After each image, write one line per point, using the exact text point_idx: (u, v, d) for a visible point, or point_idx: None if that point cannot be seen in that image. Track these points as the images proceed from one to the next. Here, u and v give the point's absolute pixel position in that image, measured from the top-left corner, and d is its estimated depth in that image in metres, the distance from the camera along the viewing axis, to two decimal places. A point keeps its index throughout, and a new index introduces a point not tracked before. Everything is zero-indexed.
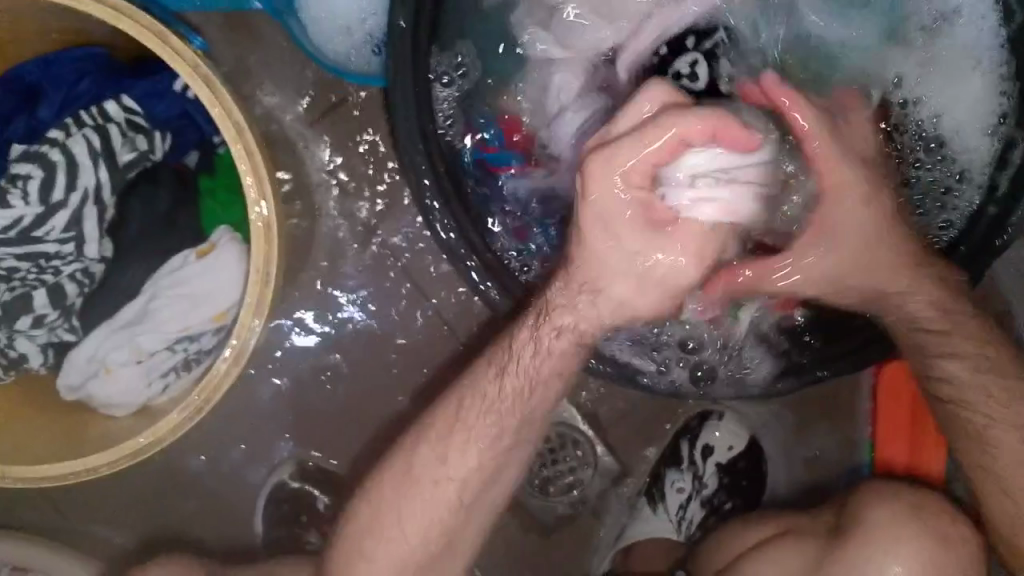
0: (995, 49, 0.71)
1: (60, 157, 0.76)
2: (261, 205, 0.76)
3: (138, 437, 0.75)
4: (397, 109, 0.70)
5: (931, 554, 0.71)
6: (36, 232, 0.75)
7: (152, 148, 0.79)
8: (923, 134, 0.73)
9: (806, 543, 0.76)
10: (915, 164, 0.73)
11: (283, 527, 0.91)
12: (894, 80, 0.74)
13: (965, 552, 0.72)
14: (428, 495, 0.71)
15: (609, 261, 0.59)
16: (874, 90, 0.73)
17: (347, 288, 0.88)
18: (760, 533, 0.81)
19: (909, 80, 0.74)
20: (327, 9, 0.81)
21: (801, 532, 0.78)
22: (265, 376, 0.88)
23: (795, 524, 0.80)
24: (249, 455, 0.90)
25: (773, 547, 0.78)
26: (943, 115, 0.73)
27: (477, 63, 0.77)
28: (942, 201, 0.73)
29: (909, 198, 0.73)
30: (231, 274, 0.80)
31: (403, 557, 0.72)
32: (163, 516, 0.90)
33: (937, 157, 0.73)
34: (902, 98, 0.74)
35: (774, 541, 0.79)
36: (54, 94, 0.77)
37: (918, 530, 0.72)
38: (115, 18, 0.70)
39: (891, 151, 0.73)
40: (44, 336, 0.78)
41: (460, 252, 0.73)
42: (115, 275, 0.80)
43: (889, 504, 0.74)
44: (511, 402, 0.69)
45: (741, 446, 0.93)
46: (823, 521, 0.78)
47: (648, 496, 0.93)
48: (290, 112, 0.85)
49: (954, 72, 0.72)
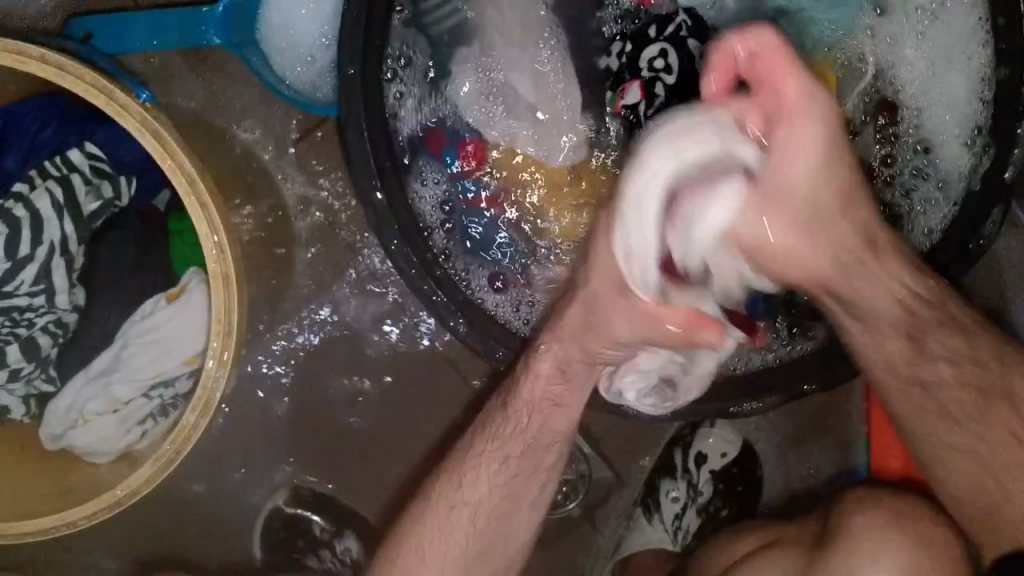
0: (983, 47, 0.73)
1: (24, 212, 0.74)
2: (216, 234, 0.69)
3: (115, 489, 0.73)
4: (350, 143, 0.71)
5: (913, 555, 0.77)
6: (6, 287, 0.74)
7: (117, 195, 0.79)
8: (910, 131, 0.78)
9: (792, 551, 0.84)
10: (898, 159, 0.78)
11: (280, 552, 1.00)
12: (885, 72, 0.78)
13: (947, 552, 0.78)
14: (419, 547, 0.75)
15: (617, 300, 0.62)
16: (862, 85, 0.78)
17: (336, 316, 0.96)
18: (749, 544, 0.90)
19: (903, 72, 0.77)
20: (287, 39, 0.86)
21: (784, 543, 0.86)
22: (263, 399, 0.98)
23: (782, 535, 0.88)
24: (248, 477, 1.00)
25: (762, 557, 0.85)
26: (926, 112, 0.77)
27: (428, 78, 0.78)
28: (933, 198, 0.77)
29: (893, 193, 0.78)
30: (199, 318, 0.79)
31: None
32: (198, 526, 1.00)
33: (920, 153, 0.78)
34: (891, 89, 0.78)
35: (762, 552, 0.86)
36: (18, 145, 0.78)
37: (899, 537, 0.78)
38: (49, 70, 0.64)
39: (883, 144, 0.78)
40: (23, 388, 0.80)
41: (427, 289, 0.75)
42: (89, 322, 0.80)
43: (874, 514, 0.80)
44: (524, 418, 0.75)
45: (734, 453, 1.07)
46: (808, 531, 0.86)
47: (645, 506, 1.08)
48: (263, 143, 0.93)
49: (938, 71, 0.76)
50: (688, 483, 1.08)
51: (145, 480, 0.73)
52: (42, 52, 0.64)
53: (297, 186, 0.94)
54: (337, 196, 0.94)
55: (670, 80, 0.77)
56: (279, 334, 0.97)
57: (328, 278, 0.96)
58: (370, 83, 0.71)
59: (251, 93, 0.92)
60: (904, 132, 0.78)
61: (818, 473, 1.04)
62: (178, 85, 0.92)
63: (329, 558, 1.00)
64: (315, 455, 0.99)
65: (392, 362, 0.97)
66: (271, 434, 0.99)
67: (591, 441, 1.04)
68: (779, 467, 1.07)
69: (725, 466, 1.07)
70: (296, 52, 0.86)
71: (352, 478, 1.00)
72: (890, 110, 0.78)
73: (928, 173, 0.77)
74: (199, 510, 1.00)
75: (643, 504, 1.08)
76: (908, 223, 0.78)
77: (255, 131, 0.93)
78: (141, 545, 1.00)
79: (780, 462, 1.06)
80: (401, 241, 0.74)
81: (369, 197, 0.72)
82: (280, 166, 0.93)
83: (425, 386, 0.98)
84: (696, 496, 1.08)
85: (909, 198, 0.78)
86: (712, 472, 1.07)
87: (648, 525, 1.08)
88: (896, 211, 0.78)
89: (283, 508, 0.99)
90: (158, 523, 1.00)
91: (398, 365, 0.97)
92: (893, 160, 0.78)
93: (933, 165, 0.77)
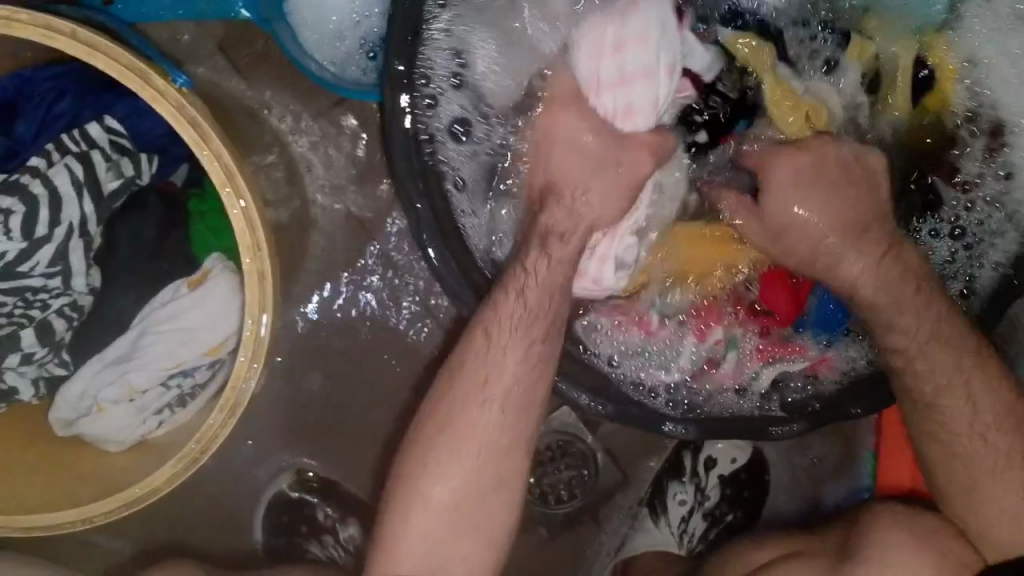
0: None
1: (42, 189, 0.70)
2: (242, 199, 0.66)
3: (130, 488, 0.71)
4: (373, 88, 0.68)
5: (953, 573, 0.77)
6: (21, 267, 0.70)
7: (138, 173, 0.75)
8: (995, 148, 0.78)
9: (819, 562, 0.80)
10: (978, 176, 0.78)
11: (282, 537, 0.97)
12: (982, 87, 0.77)
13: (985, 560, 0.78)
14: None
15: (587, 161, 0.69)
16: (960, 98, 0.78)
17: (349, 299, 0.93)
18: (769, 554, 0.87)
19: (995, 88, 0.77)
20: (315, 10, 0.81)
21: (812, 553, 0.82)
22: (270, 379, 0.94)
23: (807, 546, 0.85)
24: (256, 454, 0.96)
25: (787, 564, 0.81)
26: (1016, 129, 0.78)
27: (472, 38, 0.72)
28: (1008, 218, 0.78)
29: (971, 211, 0.79)
30: (225, 306, 0.77)
31: None
32: (201, 502, 0.97)
33: (1000, 171, 0.78)
34: (984, 105, 0.78)
35: (787, 560, 0.82)
36: (33, 113, 0.74)
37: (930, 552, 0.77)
38: (82, 48, 0.61)
39: (970, 159, 0.78)
40: (33, 371, 0.76)
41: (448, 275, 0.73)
42: (105, 307, 0.76)
43: (898, 529, 0.78)
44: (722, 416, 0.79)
45: (743, 459, 1.04)
46: (832, 542, 0.83)
47: (650, 508, 1.04)
48: (285, 119, 0.89)
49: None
50: (696, 486, 1.04)
51: (165, 480, 0.72)
52: (74, 29, 0.61)
53: (321, 173, 0.90)
54: (356, 177, 0.90)
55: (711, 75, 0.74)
56: (291, 314, 0.93)
57: (344, 263, 0.92)
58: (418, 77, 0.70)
59: (274, 66, 0.88)
60: (998, 150, 0.78)
61: (821, 464, 1.03)
62: (197, 52, 0.87)
63: (332, 544, 0.97)
64: (320, 439, 0.96)
65: (408, 347, 0.94)
66: (276, 414, 0.95)
67: (599, 438, 1.02)
68: (786, 469, 1.04)
69: (733, 471, 1.04)
70: (324, 28, 0.81)
71: (359, 466, 0.97)
72: (986, 127, 0.78)
73: (1003, 201, 0.78)
74: (198, 492, 0.97)
75: (649, 505, 1.04)
76: (985, 245, 0.78)
77: (286, 118, 0.89)
78: (139, 533, 0.96)
79: (786, 464, 1.04)
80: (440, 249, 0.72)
81: (410, 204, 0.71)
82: (310, 163, 0.90)
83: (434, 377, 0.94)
84: (703, 500, 1.04)
85: (981, 227, 0.78)
86: (721, 476, 1.04)
87: (655, 527, 1.04)
88: (971, 241, 0.79)
89: (287, 492, 0.96)
90: (160, 509, 0.96)
91: (409, 354, 0.94)
92: (980, 180, 0.78)
93: (1010, 194, 0.78)
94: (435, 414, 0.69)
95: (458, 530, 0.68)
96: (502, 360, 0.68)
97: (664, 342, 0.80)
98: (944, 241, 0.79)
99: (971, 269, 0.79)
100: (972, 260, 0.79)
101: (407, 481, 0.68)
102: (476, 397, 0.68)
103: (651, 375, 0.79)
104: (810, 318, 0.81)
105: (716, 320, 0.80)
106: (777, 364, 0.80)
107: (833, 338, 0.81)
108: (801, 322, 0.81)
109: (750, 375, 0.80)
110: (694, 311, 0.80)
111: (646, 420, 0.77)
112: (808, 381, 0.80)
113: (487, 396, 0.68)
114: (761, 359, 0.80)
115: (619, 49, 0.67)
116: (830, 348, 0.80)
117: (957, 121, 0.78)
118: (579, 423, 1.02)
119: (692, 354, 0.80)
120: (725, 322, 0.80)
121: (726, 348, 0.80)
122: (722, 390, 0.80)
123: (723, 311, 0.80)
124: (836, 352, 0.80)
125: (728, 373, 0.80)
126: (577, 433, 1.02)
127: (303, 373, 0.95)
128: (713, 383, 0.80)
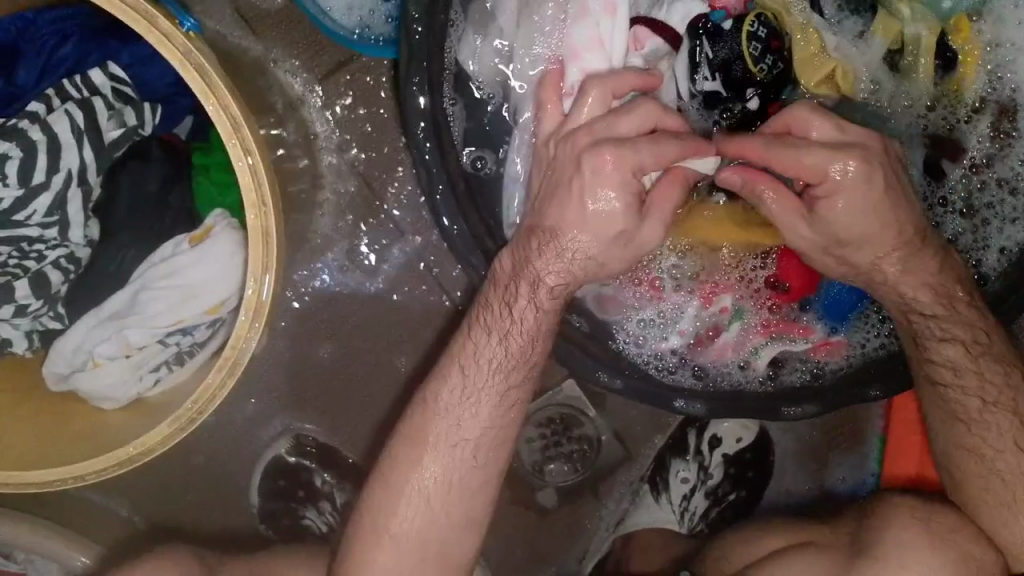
0: None
1: (41, 135, 0.67)
2: (249, 154, 0.64)
3: (128, 445, 0.69)
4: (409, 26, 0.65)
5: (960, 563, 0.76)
6: (18, 216, 0.68)
7: (142, 122, 0.72)
8: (1009, 132, 0.74)
9: (829, 550, 0.80)
10: (988, 162, 0.75)
11: (279, 501, 0.95)
12: (995, 69, 0.74)
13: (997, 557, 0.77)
14: (444, 542, 0.71)
15: (568, 206, 0.64)
16: (977, 81, 0.74)
17: (350, 262, 0.90)
18: (776, 543, 0.85)
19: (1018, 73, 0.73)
20: None
21: (823, 545, 0.82)
22: (269, 343, 0.91)
23: (817, 536, 0.84)
24: (254, 419, 0.94)
25: (796, 553, 0.81)
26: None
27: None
28: (1016, 204, 0.75)
29: (978, 195, 0.75)
30: (226, 264, 0.74)
31: (408, 553, 0.71)
32: (198, 466, 0.95)
33: (1016, 159, 0.74)
34: (1005, 88, 0.74)
35: (796, 548, 0.83)
36: (35, 57, 0.71)
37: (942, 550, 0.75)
38: None
39: (983, 141, 0.74)
40: (28, 324, 0.74)
41: (458, 240, 0.69)
42: (102, 259, 0.75)
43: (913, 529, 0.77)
44: (730, 396, 0.76)
45: (748, 439, 1.01)
46: (844, 534, 0.82)
47: (651, 485, 1.03)
48: (296, 73, 0.86)
49: None
50: (699, 465, 1.02)
51: (161, 439, 0.70)
52: None
53: (330, 129, 0.87)
54: (367, 135, 0.88)
55: (756, 47, 0.68)
56: (293, 276, 0.90)
57: (349, 224, 0.89)
58: (435, 33, 0.67)
59: (286, 20, 0.85)
60: (1011, 133, 0.74)
61: (830, 444, 1.01)
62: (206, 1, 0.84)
63: (328, 511, 0.96)
64: (319, 405, 0.94)
65: (410, 317, 0.91)
66: (275, 378, 0.93)
67: (603, 413, 1.00)
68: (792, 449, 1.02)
69: (738, 452, 1.02)
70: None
71: (359, 435, 0.94)
72: (1006, 112, 0.74)
73: (1017, 186, 0.75)
74: (195, 455, 0.94)
75: (651, 482, 1.03)
76: (992, 228, 0.75)
77: (296, 73, 0.86)
78: (136, 496, 0.95)
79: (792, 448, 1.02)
80: (460, 225, 0.69)
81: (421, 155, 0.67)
82: (323, 128, 0.87)
83: (438, 346, 0.92)
84: (706, 479, 1.02)
85: (991, 208, 0.75)
86: (725, 455, 1.02)
87: (655, 504, 1.03)
88: (983, 224, 0.75)
89: (284, 457, 0.94)
90: (158, 471, 0.95)
91: (413, 321, 0.92)
92: (990, 163, 0.75)
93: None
94: (415, 414, 0.72)
95: (432, 504, 0.71)
96: (474, 377, 0.70)
97: (668, 305, 0.77)
98: (950, 215, 0.76)
99: (977, 252, 0.76)
100: (978, 241, 0.76)
101: (413, 435, 0.71)
102: (453, 406, 0.70)
103: (649, 337, 0.77)
104: (823, 296, 0.77)
105: (720, 288, 0.77)
106: (780, 342, 0.77)
107: (843, 323, 0.77)
108: (813, 299, 0.77)
109: (751, 350, 0.77)
110: (705, 276, 0.76)
111: (633, 390, 0.75)
112: (809, 364, 0.78)
113: (451, 405, 0.70)
114: (763, 334, 0.77)
115: (581, 13, 0.68)
116: (837, 332, 0.77)
117: (974, 101, 0.74)
118: (584, 396, 0.99)
119: (695, 319, 0.77)
120: (735, 290, 0.77)
121: (731, 318, 0.77)
122: (738, 365, 0.77)
123: (729, 277, 0.76)
124: (841, 338, 0.77)
125: (729, 344, 0.77)
126: (581, 408, 1.00)
127: (305, 341, 0.92)
128: (711, 354, 0.77)
